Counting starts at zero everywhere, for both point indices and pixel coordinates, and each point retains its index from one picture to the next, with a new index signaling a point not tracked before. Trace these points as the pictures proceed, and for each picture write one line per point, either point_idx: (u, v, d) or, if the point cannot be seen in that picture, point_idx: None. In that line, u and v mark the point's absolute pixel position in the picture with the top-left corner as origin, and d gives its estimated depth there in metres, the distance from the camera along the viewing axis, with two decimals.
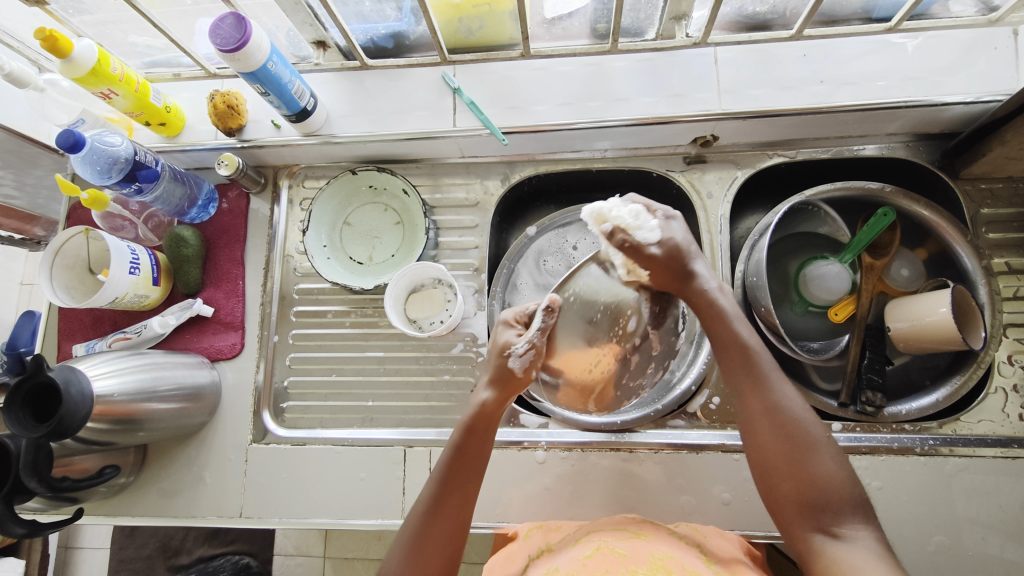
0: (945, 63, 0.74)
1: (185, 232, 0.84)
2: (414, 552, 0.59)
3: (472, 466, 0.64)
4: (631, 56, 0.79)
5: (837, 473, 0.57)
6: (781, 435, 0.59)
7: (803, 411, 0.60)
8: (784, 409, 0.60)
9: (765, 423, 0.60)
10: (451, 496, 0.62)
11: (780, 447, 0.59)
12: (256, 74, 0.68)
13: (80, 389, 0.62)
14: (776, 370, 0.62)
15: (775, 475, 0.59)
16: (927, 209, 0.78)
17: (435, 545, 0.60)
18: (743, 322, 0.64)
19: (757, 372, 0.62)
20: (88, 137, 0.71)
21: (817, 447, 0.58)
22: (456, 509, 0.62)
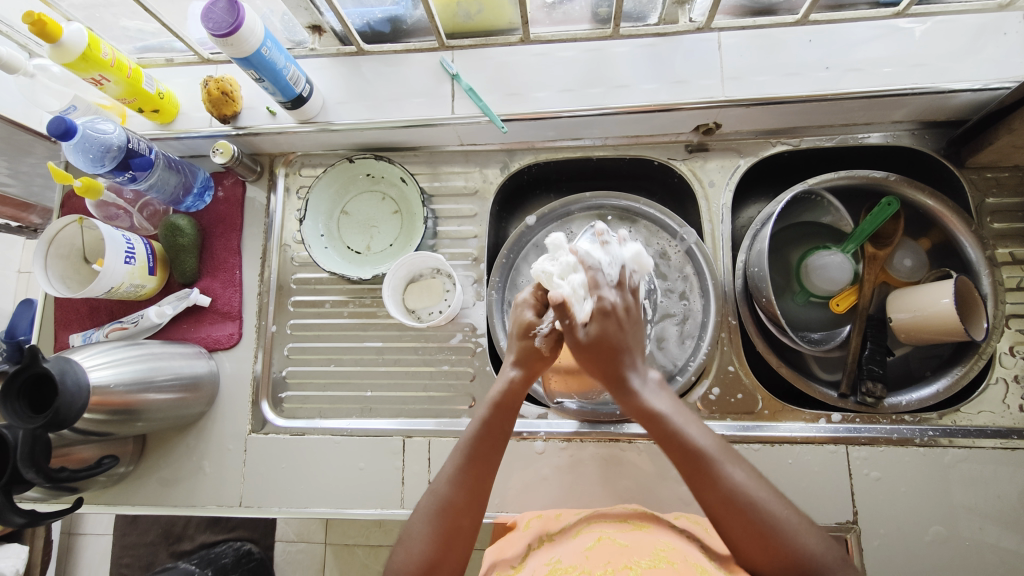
0: (953, 49, 0.72)
1: (181, 221, 0.83)
2: (436, 528, 0.58)
3: (497, 441, 0.62)
4: (633, 42, 0.78)
5: (818, 550, 0.52)
6: (748, 526, 0.53)
7: (762, 487, 0.55)
8: (742, 497, 0.54)
9: (728, 516, 0.54)
10: (473, 468, 0.60)
11: (749, 538, 0.53)
12: (250, 59, 0.67)
13: (75, 379, 0.61)
14: (723, 451, 0.56)
15: (752, 562, 0.53)
16: (931, 200, 0.77)
17: (462, 510, 0.59)
18: (670, 407, 0.58)
19: (703, 460, 0.56)
20: (80, 123, 0.70)
21: (789, 532, 0.52)
22: (479, 480, 0.60)
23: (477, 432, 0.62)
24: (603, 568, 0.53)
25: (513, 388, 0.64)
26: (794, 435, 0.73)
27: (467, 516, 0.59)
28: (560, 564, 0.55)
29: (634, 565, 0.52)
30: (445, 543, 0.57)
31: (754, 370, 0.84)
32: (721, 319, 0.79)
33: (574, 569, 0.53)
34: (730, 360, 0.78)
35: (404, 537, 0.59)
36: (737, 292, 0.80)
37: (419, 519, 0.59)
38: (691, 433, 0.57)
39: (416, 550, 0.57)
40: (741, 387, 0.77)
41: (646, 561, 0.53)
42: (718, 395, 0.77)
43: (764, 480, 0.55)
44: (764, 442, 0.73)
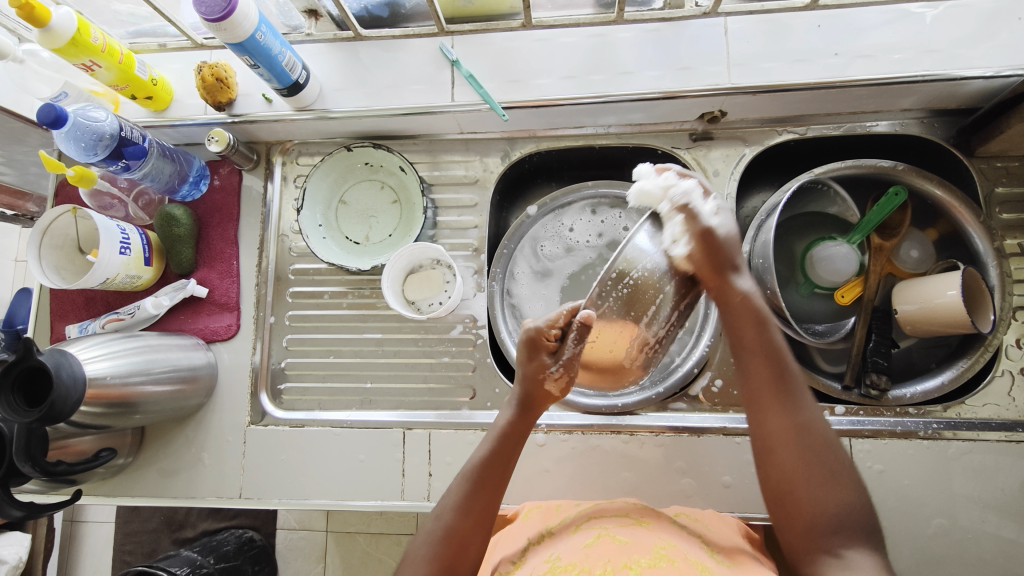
0: (966, 34, 0.70)
1: (176, 211, 0.82)
2: (439, 549, 0.57)
3: (505, 466, 0.63)
4: (637, 27, 0.76)
5: (849, 502, 0.55)
6: (799, 458, 0.57)
7: (828, 434, 0.58)
8: (806, 432, 0.58)
9: (784, 443, 0.58)
10: (480, 493, 0.61)
11: (797, 469, 0.57)
12: (245, 45, 0.65)
13: (70, 372, 0.61)
14: (805, 392, 0.60)
15: (784, 492, 0.57)
16: (939, 189, 0.75)
17: (467, 537, 0.58)
18: (777, 327, 0.62)
19: (785, 390, 0.60)
20: (71, 111, 0.68)
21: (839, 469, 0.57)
22: (485, 504, 0.60)
23: (482, 458, 0.63)
24: (603, 566, 0.52)
25: (518, 422, 0.64)
26: None
27: (472, 539, 0.58)
28: (559, 561, 0.55)
29: (634, 563, 0.52)
30: (450, 562, 0.57)
31: None
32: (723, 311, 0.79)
33: (573, 568, 0.53)
34: (733, 353, 0.78)
35: (408, 554, 0.59)
36: None
37: (423, 539, 0.59)
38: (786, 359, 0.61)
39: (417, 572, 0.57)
40: (743, 379, 0.77)
41: (646, 559, 0.53)
42: (720, 387, 0.77)
43: (832, 430, 0.59)
44: None
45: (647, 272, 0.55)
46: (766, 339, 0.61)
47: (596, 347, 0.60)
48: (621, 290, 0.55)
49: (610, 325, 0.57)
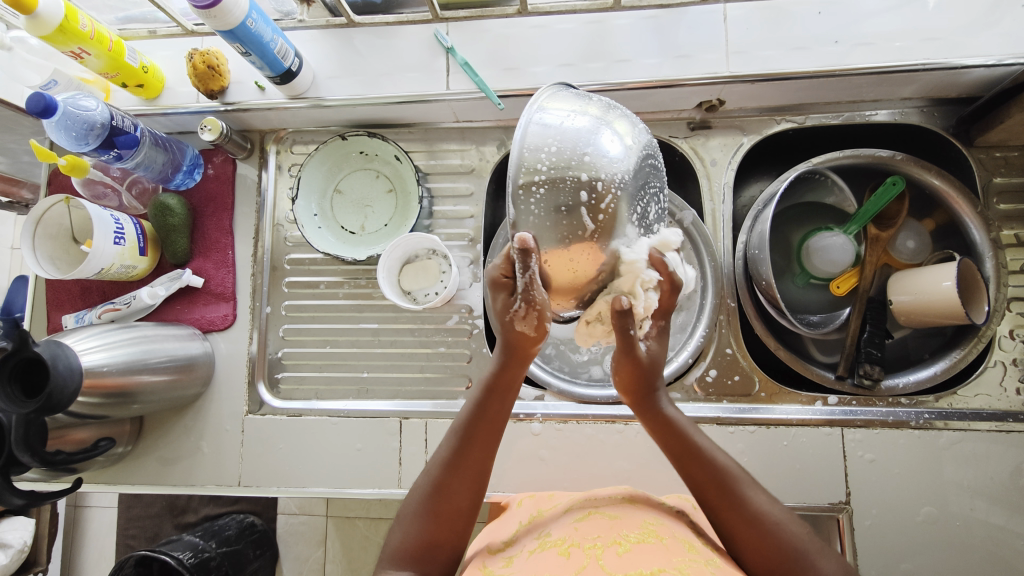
0: (968, 22, 0.69)
1: (171, 200, 0.81)
2: (431, 507, 0.57)
3: (495, 428, 0.60)
4: (635, 13, 0.75)
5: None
6: (770, 554, 0.52)
7: (787, 516, 0.54)
8: (766, 524, 0.53)
9: (748, 539, 0.53)
10: (471, 445, 0.59)
11: (771, 561, 0.52)
12: (236, 32, 0.64)
13: (67, 363, 0.61)
14: (749, 479, 0.57)
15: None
16: (938, 179, 0.75)
17: (454, 501, 0.57)
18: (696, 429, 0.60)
19: (725, 489, 0.56)
20: (61, 99, 0.67)
21: (808, 555, 0.51)
22: (472, 462, 0.58)
23: (465, 417, 0.60)
24: (592, 541, 0.55)
25: (506, 372, 0.59)
26: (790, 417, 0.73)
27: (461, 497, 0.57)
28: (550, 537, 0.58)
29: (623, 539, 0.54)
30: (440, 518, 0.57)
31: (752, 353, 0.83)
32: (717, 302, 0.78)
33: (563, 543, 0.55)
34: (728, 343, 0.78)
35: (401, 511, 0.59)
36: (736, 273, 0.79)
37: (416, 492, 0.59)
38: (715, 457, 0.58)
39: (410, 533, 0.56)
40: (738, 370, 0.76)
41: (634, 535, 0.55)
42: (714, 377, 0.76)
43: (791, 513, 0.55)
44: (759, 424, 0.73)
45: (554, 162, 0.42)
46: (691, 445, 0.58)
47: (555, 271, 0.45)
48: (540, 190, 0.42)
49: (555, 246, 0.44)
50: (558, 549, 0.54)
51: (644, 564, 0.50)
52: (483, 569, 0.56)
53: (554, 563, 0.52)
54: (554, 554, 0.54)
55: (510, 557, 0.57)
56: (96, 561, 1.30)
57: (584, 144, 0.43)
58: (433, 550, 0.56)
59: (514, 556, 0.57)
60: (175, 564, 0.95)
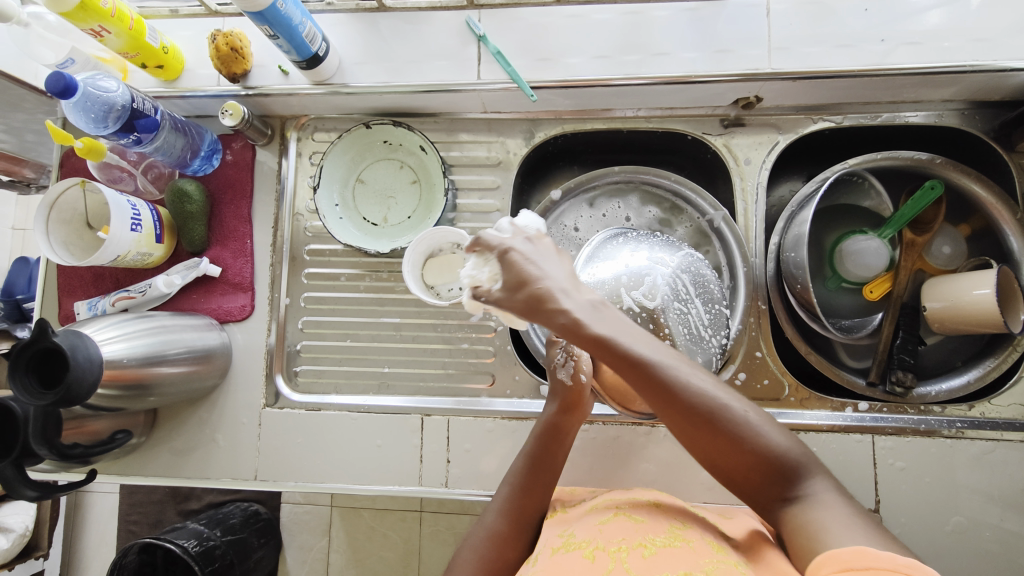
0: (1018, 23, 0.68)
1: (189, 186, 0.79)
2: (485, 552, 0.58)
3: (546, 473, 0.64)
4: (675, 5, 0.72)
5: (778, 442, 0.49)
6: (718, 437, 0.48)
7: (707, 383, 0.49)
8: (707, 403, 0.47)
9: (697, 431, 0.48)
10: (526, 494, 0.62)
11: (721, 450, 0.48)
12: (264, 14, 0.61)
13: (86, 353, 0.59)
14: (674, 359, 0.48)
15: (728, 472, 0.50)
16: (978, 185, 0.73)
17: (508, 546, 0.59)
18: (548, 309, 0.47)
19: (665, 375, 0.46)
20: (81, 80, 0.65)
21: (750, 430, 0.48)
22: (527, 509, 0.62)
23: (523, 461, 0.65)
24: (618, 544, 0.53)
25: (557, 424, 0.67)
26: (821, 423, 0.72)
27: (512, 545, 0.59)
28: (574, 537, 0.57)
29: (649, 542, 0.53)
30: (491, 562, 0.57)
31: (781, 356, 0.83)
32: (749, 304, 0.77)
33: (588, 545, 0.54)
34: (758, 346, 0.76)
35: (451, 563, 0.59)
36: (769, 276, 0.77)
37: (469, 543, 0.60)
38: (636, 347, 0.47)
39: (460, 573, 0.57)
40: (768, 373, 0.75)
41: (660, 538, 0.53)
42: (744, 380, 0.75)
43: (720, 381, 0.49)
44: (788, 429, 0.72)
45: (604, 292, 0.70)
46: (619, 352, 0.46)
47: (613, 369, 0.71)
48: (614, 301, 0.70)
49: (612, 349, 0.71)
50: (583, 551, 0.53)
51: (670, 566, 0.48)
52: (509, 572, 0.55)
53: (578, 565, 0.51)
54: (579, 555, 0.53)
55: (535, 556, 0.56)
56: (98, 546, 1.29)
57: (624, 274, 0.70)
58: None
59: (535, 554, 0.56)
60: (181, 552, 0.93)
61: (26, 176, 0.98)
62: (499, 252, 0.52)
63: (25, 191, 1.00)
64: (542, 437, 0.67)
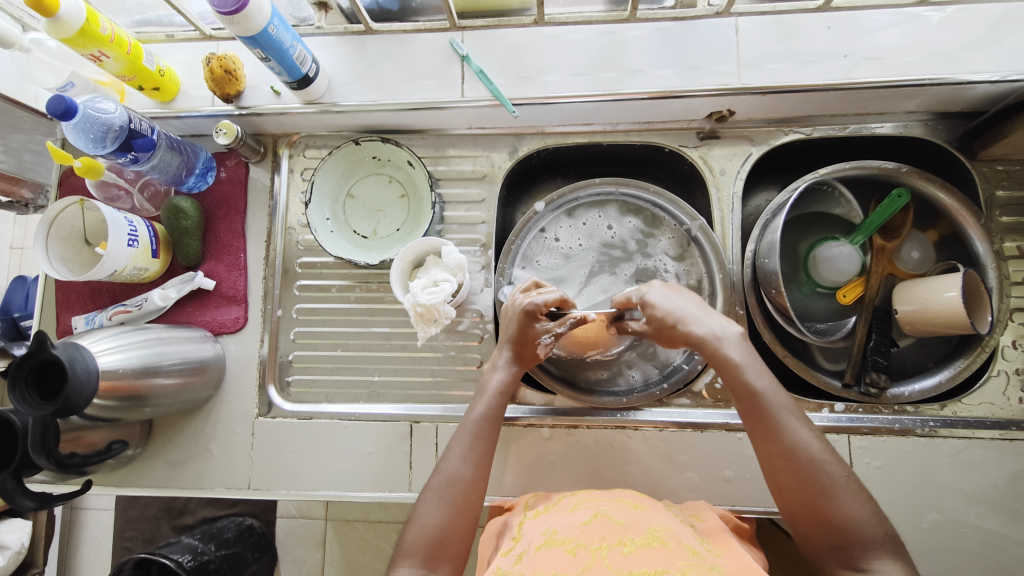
0: (973, 39, 0.71)
1: (184, 203, 0.82)
2: (450, 499, 0.62)
3: (495, 422, 0.69)
4: (649, 25, 0.76)
5: (859, 516, 0.55)
6: (810, 486, 0.56)
7: (820, 444, 0.58)
8: (802, 451, 0.57)
9: (785, 470, 0.57)
10: (479, 443, 0.66)
11: (797, 493, 0.57)
12: (256, 38, 0.64)
13: (85, 366, 0.61)
14: (789, 406, 0.60)
15: (802, 528, 0.57)
16: (943, 192, 0.76)
17: (469, 493, 0.63)
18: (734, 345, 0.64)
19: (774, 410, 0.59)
20: (80, 102, 0.67)
21: (838, 489, 0.55)
22: (483, 457, 0.66)
23: (479, 415, 0.69)
24: (599, 542, 0.55)
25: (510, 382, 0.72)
26: None
27: (476, 491, 0.63)
28: (556, 535, 0.59)
29: (628, 540, 0.55)
30: (459, 510, 0.61)
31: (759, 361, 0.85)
32: (728, 309, 0.79)
33: (569, 542, 0.56)
34: None
35: (417, 511, 0.62)
36: (745, 282, 0.80)
37: (431, 493, 0.63)
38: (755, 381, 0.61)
39: (428, 521, 0.60)
40: None
41: (639, 538, 0.55)
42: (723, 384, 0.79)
43: (826, 443, 0.59)
44: None
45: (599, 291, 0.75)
46: (741, 378, 0.61)
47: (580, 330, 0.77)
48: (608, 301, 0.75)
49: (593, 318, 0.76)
50: (565, 547, 0.55)
51: (648, 564, 0.51)
52: (494, 569, 0.56)
53: (561, 561, 0.53)
54: (561, 552, 0.55)
55: (519, 553, 0.58)
56: (92, 563, 1.29)
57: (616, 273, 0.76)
58: (449, 543, 0.59)
59: (519, 552, 0.58)
60: (175, 566, 0.94)
61: (26, 198, 1.00)
62: (640, 298, 0.71)
63: (25, 211, 1.02)
64: (500, 397, 0.70)
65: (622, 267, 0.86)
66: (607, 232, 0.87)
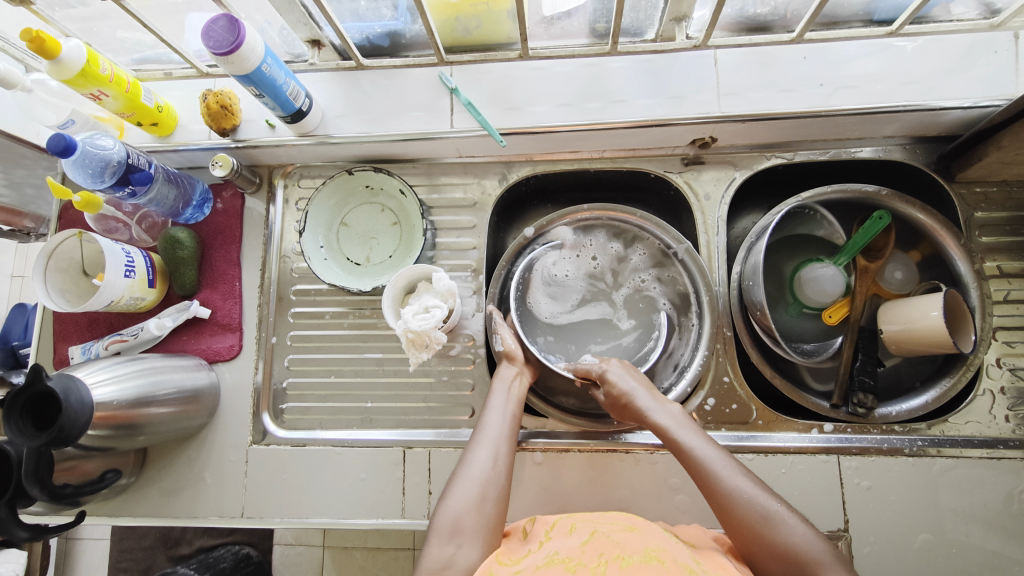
0: (944, 66, 0.73)
1: (180, 233, 0.84)
2: (477, 479, 0.65)
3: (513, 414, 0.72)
4: (631, 58, 0.78)
5: (807, 542, 0.56)
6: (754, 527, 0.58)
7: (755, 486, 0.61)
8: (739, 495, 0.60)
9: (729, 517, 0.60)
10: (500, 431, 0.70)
11: (746, 536, 0.58)
12: (251, 76, 0.66)
13: (79, 397, 0.62)
14: (721, 457, 0.64)
15: (766, 569, 0.58)
16: (921, 213, 0.78)
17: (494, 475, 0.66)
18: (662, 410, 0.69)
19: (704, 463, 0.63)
20: (79, 140, 0.70)
21: (777, 523, 0.57)
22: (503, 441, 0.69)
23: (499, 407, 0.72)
24: (597, 560, 0.56)
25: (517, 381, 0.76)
26: (787, 445, 0.75)
27: (498, 474, 0.66)
28: (557, 555, 0.59)
29: (626, 555, 0.56)
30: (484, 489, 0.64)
31: (748, 382, 0.85)
32: (715, 330, 0.80)
33: (569, 560, 0.57)
34: (725, 372, 0.79)
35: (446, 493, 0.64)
36: (732, 304, 0.82)
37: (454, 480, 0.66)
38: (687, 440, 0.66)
39: (456, 500, 0.63)
40: (736, 398, 0.78)
41: (637, 555, 0.56)
42: (713, 406, 0.78)
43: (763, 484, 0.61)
44: (757, 452, 0.75)
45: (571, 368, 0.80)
46: (674, 439, 0.66)
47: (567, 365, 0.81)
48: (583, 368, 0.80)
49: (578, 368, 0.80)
50: (565, 565, 0.56)
51: None
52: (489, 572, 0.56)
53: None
54: (560, 569, 0.55)
55: (517, 569, 0.57)
56: None
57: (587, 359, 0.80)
58: (476, 519, 0.62)
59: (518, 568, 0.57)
60: None
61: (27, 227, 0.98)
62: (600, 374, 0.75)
63: (24, 241, 0.99)
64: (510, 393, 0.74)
65: (609, 293, 0.88)
66: (590, 261, 0.89)
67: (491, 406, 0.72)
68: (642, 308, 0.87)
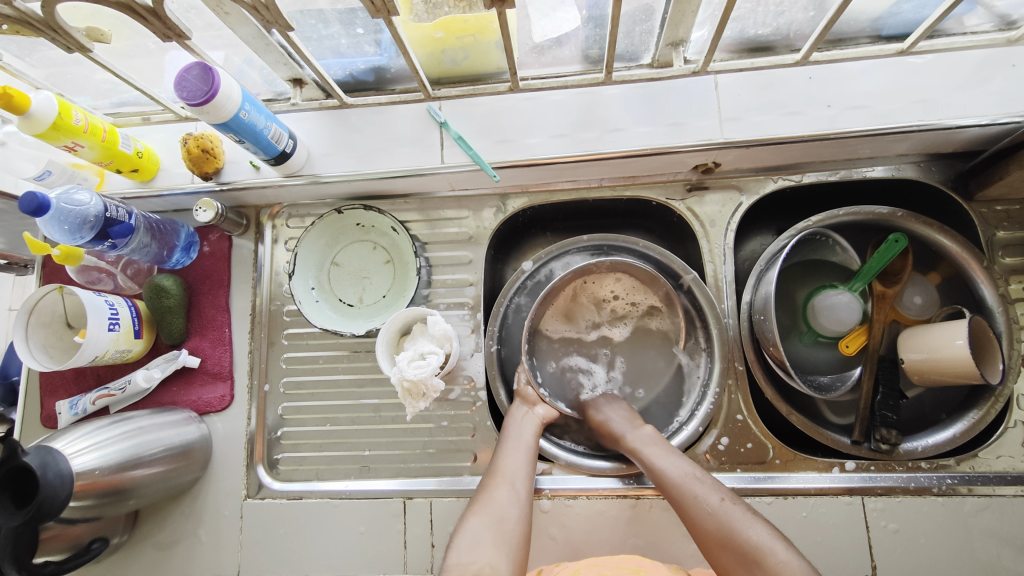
0: (958, 81, 0.69)
1: (166, 282, 0.81)
2: (489, 509, 0.64)
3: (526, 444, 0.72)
4: (627, 85, 0.75)
5: (757, 536, 0.59)
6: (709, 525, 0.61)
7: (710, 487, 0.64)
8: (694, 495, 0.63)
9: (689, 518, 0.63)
10: (513, 461, 0.70)
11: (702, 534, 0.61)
12: (229, 124, 0.63)
13: (57, 470, 0.59)
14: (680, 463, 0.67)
15: (723, 565, 0.60)
16: (944, 236, 0.74)
17: (505, 504, 0.65)
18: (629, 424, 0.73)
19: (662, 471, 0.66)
20: (54, 195, 0.67)
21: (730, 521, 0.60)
22: (516, 469, 0.69)
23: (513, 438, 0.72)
24: None
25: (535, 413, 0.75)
26: (808, 486, 0.71)
27: (512, 504, 0.66)
28: None
29: None
30: (498, 517, 0.64)
31: (762, 417, 0.81)
32: (725, 365, 0.76)
33: None
34: (739, 409, 0.75)
35: (462, 525, 0.64)
36: (743, 337, 0.77)
37: (474, 504, 0.66)
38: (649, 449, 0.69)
39: (468, 527, 0.63)
40: (750, 437, 0.74)
41: None
42: (726, 445, 0.74)
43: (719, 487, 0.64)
44: (776, 495, 0.71)
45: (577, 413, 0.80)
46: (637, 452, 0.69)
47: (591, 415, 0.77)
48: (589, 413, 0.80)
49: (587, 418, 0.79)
50: None
51: None
52: None
53: None
54: None
55: None
56: None
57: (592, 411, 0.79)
58: (486, 543, 0.61)
59: None
60: None
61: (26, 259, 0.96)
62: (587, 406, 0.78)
63: (25, 272, 1.00)
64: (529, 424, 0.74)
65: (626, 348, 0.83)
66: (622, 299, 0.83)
67: (507, 437, 0.72)
68: (662, 371, 0.82)
